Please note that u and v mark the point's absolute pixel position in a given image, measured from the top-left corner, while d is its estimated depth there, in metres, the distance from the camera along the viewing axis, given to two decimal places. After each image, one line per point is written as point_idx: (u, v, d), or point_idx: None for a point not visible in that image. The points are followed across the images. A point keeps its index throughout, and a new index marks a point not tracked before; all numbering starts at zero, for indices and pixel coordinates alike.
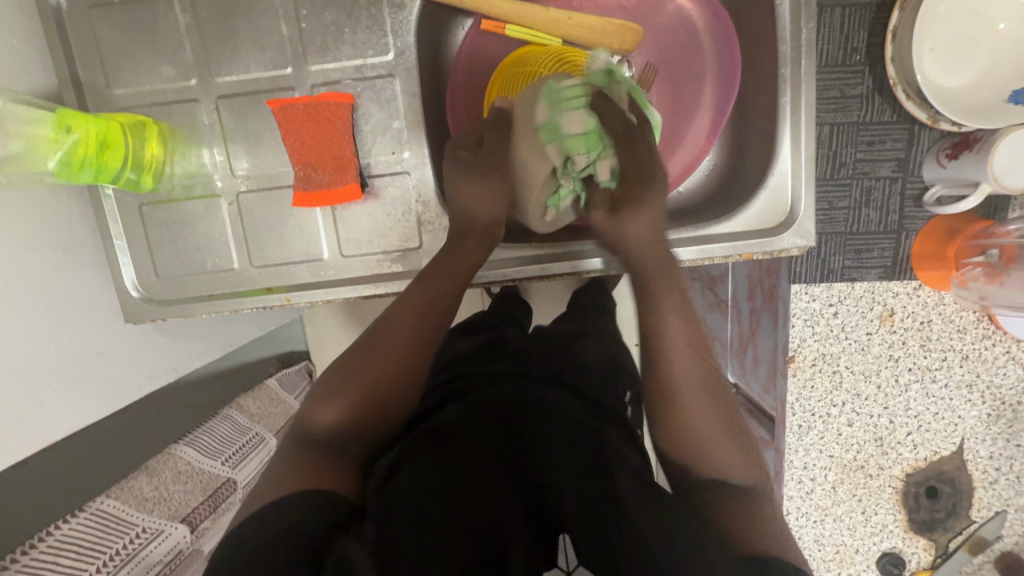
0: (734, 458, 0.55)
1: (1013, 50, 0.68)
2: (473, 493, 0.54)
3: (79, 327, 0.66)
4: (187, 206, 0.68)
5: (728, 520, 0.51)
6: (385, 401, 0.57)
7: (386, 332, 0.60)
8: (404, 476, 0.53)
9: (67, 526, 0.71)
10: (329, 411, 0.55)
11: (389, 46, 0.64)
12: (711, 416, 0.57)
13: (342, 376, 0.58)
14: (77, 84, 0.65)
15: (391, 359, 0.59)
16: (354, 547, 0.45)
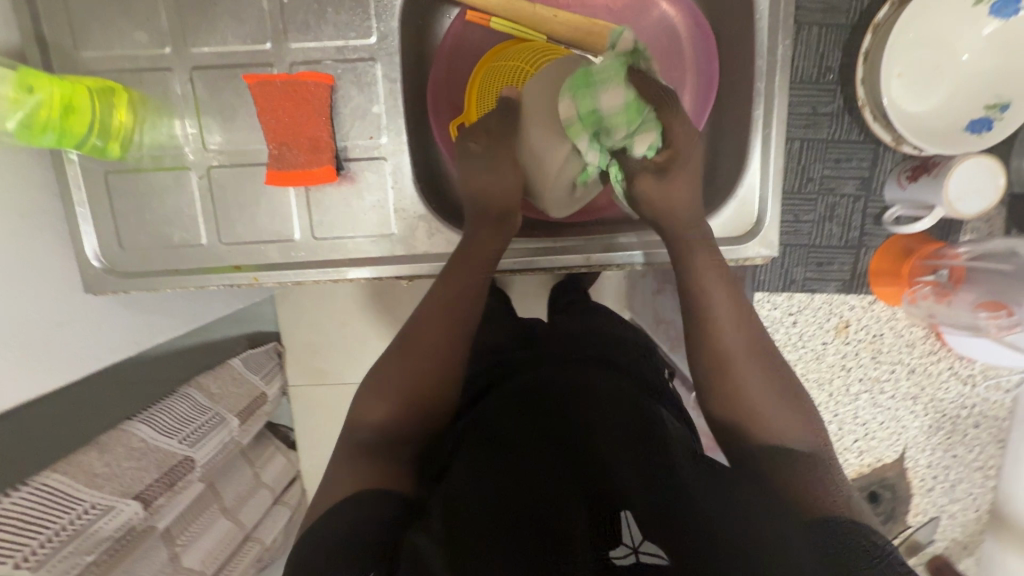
0: (793, 422, 0.55)
1: (973, 81, 0.71)
2: (529, 488, 0.53)
3: (38, 296, 0.64)
4: (155, 177, 0.66)
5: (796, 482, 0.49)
6: (430, 394, 0.59)
7: (421, 330, 0.62)
8: (461, 475, 0.54)
9: (9, 498, 0.68)
10: (378, 410, 0.58)
11: (372, 29, 0.63)
12: (761, 385, 0.57)
13: (388, 377, 0.60)
14: (43, 43, 0.62)
15: (430, 353, 0.61)
16: (423, 543, 0.47)
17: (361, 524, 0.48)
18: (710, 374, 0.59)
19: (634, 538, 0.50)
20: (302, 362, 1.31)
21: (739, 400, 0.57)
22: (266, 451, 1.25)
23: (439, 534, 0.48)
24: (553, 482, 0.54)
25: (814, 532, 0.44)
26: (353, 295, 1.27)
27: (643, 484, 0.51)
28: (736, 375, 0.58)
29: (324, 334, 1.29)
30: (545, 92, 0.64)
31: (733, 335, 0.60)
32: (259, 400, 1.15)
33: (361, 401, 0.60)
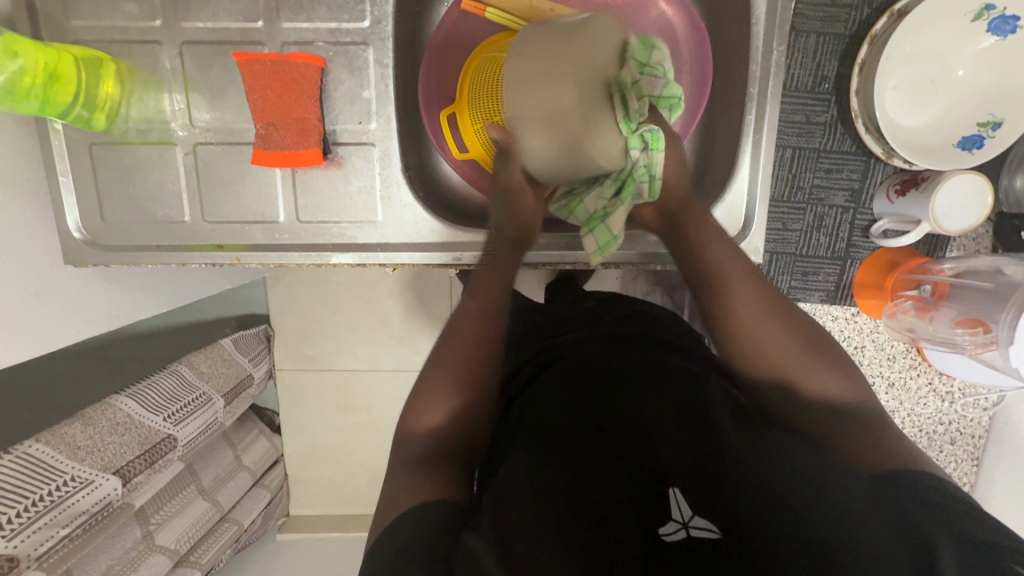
0: (832, 379, 0.56)
1: (967, 98, 0.71)
2: (574, 482, 0.49)
3: (18, 265, 0.64)
4: (141, 151, 0.66)
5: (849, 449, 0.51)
6: (475, 375, 0.57)
7: (449, 337, 0.59)
8: (512, 467, 0.50)
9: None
10: (428, 409, 0.55)
11: (365, 13, 0.63)
12: (795, 349, 0.57)
13: (434, 369, 0.57)
14: (32, 10, 0.62)
15: (470, 347, 0.58)
16: (479, 545, 0.43)
17: (420, 532, 0.44)
18: (744, 348, 0.58)
19: (683, 513, 0.46)
20: (290, 346, 1.31)
21: (777, 367, 0.57)
22: (249, 432, 1.25)
23: (494, 532, 0.44)
24: (609, 466, 0.50)
25: (885, 497, 0.46)
26: (343, 281, 1.26)
27: (699, 465, 0.49)
28: (764, 342, 0.57)
29: (313, 319, 1.29)
30: (532, 70, 0.55)
31: (749, 309, 0.58)
32: (245, 381, 1.15)
33: (407, 410, 0.57)
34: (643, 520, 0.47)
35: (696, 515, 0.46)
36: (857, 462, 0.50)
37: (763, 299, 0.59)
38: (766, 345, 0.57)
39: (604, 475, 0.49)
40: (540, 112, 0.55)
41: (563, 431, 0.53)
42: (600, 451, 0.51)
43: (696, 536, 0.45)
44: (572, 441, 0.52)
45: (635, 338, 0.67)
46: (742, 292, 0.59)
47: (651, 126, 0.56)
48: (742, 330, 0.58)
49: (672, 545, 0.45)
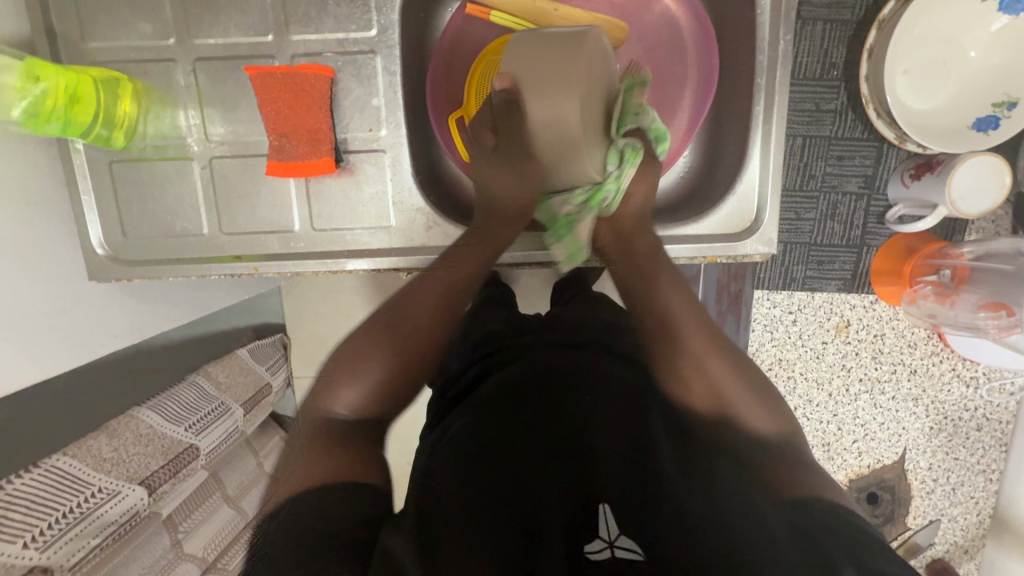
0: (758, 413, 0.60)
1: (980, 79, 0.70)
2: (512, 497, 0.52)
3: (45, 281, 0.65)
4: (158, 167, 0.67)
5: (774, 473, 0.54)
6: (393, 372, 0.66)
7: (398, 321, 0.70)
8: (452, 482, 0.53)
9: (23, 478, 0.71)
10: (342, 398, 0.63)
11: (373, 22, 0.64)
12: (734, 383, 0.62)
13: (356, 365, 0.66)
14: (51, 33, 0.63)
15: (410, 341, 0.69)
16: (396, 545, 0.48)
17: (334, 528, 0.48)
18: (690, 380, 0.63)
19: (611, 532, 0.48)
20: (306, 355, 1.32)
21: (712, 398, 0.62)
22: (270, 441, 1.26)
23: (414, 536, 0.49)
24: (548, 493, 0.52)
25: (803, 533, 0.47)
26: (357, 288, 1.27)
27: (632, 490, 0.51)
28: (714, 379, 0.62)
29: (329, 327, 1.30)
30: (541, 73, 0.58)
31: (697, 346, 0.65)
32: (265, 389, 1.16)
33: (324, 387, 0.65)
34: (571, 538, 0.48)
35: (622, 535, 0.47)
36: (778, 491, 0.52)
37: (707, 340, 0.66)
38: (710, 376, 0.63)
39: (540, 497, 0.52)
40: (545, 113, 0.59)
41: (512, 447, 0.55)
42: (540, 474, 0.53)
43: (621, 556, 0.46)
44: (509, 465, 0.54)
45: (592, 345, 0.69)
46: (689, 327, 0.66)
47: (631, 143, 0.66)
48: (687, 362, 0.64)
49: (596, 563, 0.46)
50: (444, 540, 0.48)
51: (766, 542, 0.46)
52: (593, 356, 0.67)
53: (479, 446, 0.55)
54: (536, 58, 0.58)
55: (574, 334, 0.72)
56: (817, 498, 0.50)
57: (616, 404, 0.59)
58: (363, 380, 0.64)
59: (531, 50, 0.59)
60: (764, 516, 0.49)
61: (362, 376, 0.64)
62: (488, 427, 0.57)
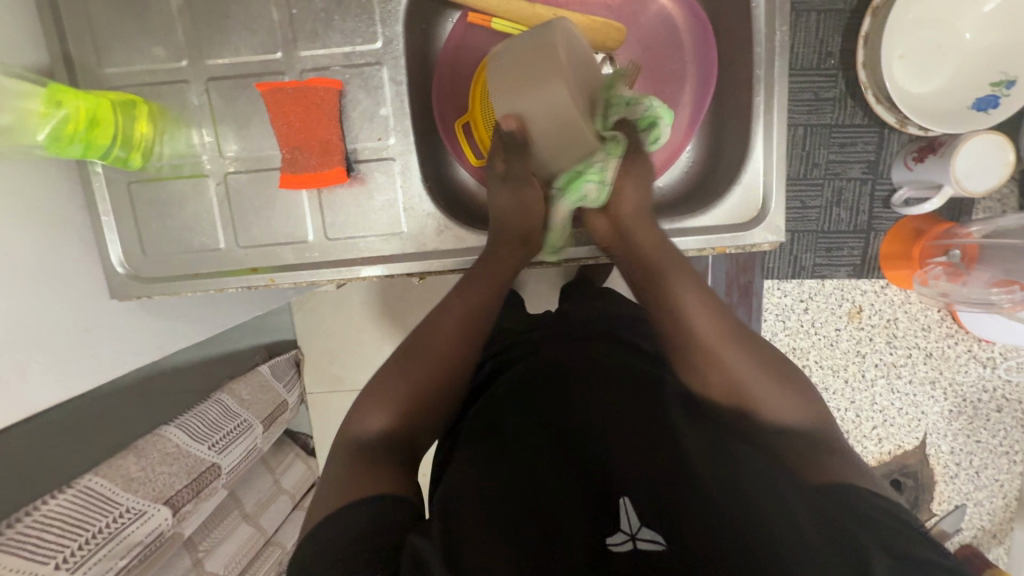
0: (787, 406, 0.55)
1: (978, 59, 0.71)
2: (534, 491, 0.53)
3: (67, 301, 0.67)
4: (174, 185, 0.69)
5: (798, 459, 0.52)
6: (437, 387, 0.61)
7: (431, 333, 0.63)
8: (468, 478, 0.52)
9: (54, 501, 0.71)
10: (378, 417, 0.58)
11: (378, 34, 0.66)
12: (755, 373, 0.57)
13: (387, 384, 0.60)
14: (69, 61, 0.66)
15: (433, 365, 0.62)
16: (423, 545, 0.44)
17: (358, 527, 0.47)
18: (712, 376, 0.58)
19: (631, 525, 0.50)
20: (320, 370, 1.33)
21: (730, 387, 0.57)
22: (286, 457, 1.26)
23: (442, 537, 0.45)
24: (567, 487, 0.54)
25: (829, 517, 0.45)
26: (368, 301, 1.29)
27: (650, 479, 0.52)
28: (728, 369, 0.57)
29: (341, 342, 1.31)
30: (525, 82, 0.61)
31: (709, 340, 0.59)
32: (281, 406, 1.17)
33: (358, 410, 0.60)
34: (594, 529, 0.51)
35: (643, 527, 0.50)
36: (806, 476, 0.50)
37: (718, 327, 0.60)
38: (726, 369, 0.58)
39: (559, 489, 0.54)
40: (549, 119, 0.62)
41: (528, 450, 0.56)
42: (559, 468, 0.56)
43: (643, 548, 0.49)
44: (527, 465, 0.55)
45: (603, 339, 0.71)
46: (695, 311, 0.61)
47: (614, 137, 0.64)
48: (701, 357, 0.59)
49: (618, 555, 0.49)
50: (460, 523, 0.47)
51: (797, 532, 0.44)
52: (605, 348, 0.68)
53: (497, 439, 0.57)
54: (514, 69, 0.61)
55: (584, 329, 0.74)
56: (838, 482, 0.48)
57: (630, 393, 0.60)
58: (399, 397, 0.59)
59: (510, 64, 0.61)
60: (785, 498, 0.47)
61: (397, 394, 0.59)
62: (503, 429, 0.58)
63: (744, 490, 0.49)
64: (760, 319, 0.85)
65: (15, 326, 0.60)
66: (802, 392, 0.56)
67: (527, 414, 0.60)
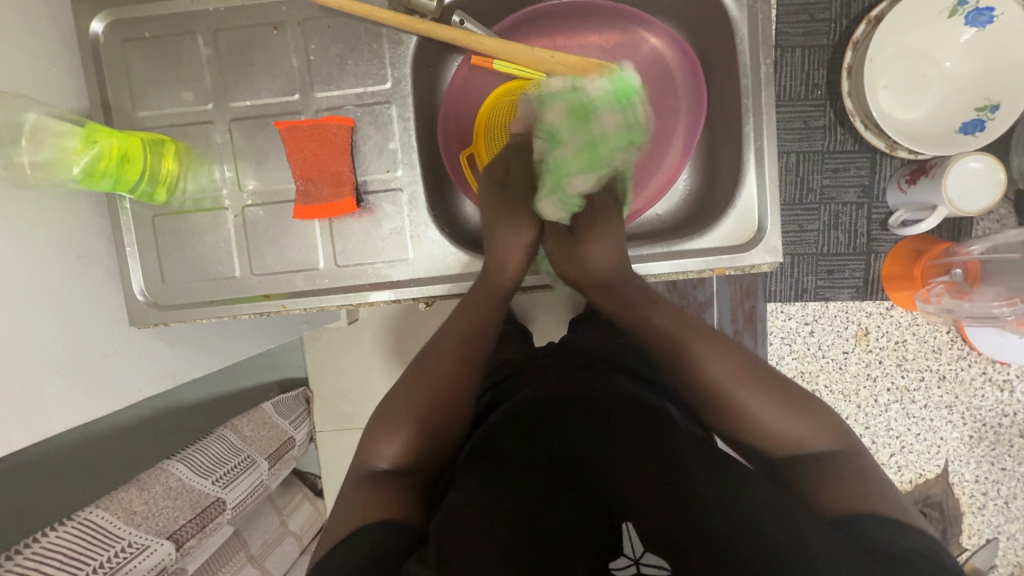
0: (803, 425, 0.54)
1: (959, 87, 0.74)
2: (533, 510, 0.52)
3: (87, 328, 0.69)
4: (195, 217, 0.73)
5: (810, 487, 0.51)
6: (449, 409, 0.61)
7: (437, 354, 0.64)
8: (464, 508, 0.52)
9: (51, 535, 0.70)
10: (391, 443, 0.58)
11: (387, 76, 0.71)
12: (768, 407, 0.55)
13: (400, 408, 0.60)
14: (106, 105, 0.72)
15: (433, 393, 0.61)
16: None
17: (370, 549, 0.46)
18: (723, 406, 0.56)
19: (635, 549, 0.49)
20: (329, 407, 1.34)
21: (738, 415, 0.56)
22: (293, 499, 1.25)
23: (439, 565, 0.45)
24: (562, 507, 0.53)
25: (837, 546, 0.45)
26: (378, 337, 1.31)
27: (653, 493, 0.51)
28: (739, 416, 0.56)
29: (351, 378, 1.33)
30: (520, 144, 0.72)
31: (733, 395, 0.56)
32: (288, 444, 1.17)
33: (372, 434, 0.60)
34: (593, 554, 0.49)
35: (646, 551, 0.48)
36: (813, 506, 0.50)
37: (734, 370, 0.57)
38: (747, 422, 0.55)
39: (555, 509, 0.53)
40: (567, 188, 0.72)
41: (524, 477, 0.55)
42: (555, 490, 0.55)
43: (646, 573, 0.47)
44: (524, 491, 0.54)
45: (604, 366, 0.73)
46: (702, 351, 0.59)
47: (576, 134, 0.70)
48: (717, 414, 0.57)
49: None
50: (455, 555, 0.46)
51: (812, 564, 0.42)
52: (609, 378, 0.69)
53: (496, 463, 0.57)
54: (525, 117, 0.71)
55: (587, 358, 0.75)
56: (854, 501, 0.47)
57: (634, 421, 0.60)
58: (409, 423, 0.59)
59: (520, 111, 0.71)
60: (799, 524, 0.46)
61: (408, 420, 0.59)
62: (504, 454, 0.58)
63: (753, 508, 0.48)
64: (766, 342, 0.85)
65: (39, 349, 0.62)
66: (811, 414, 0.55)
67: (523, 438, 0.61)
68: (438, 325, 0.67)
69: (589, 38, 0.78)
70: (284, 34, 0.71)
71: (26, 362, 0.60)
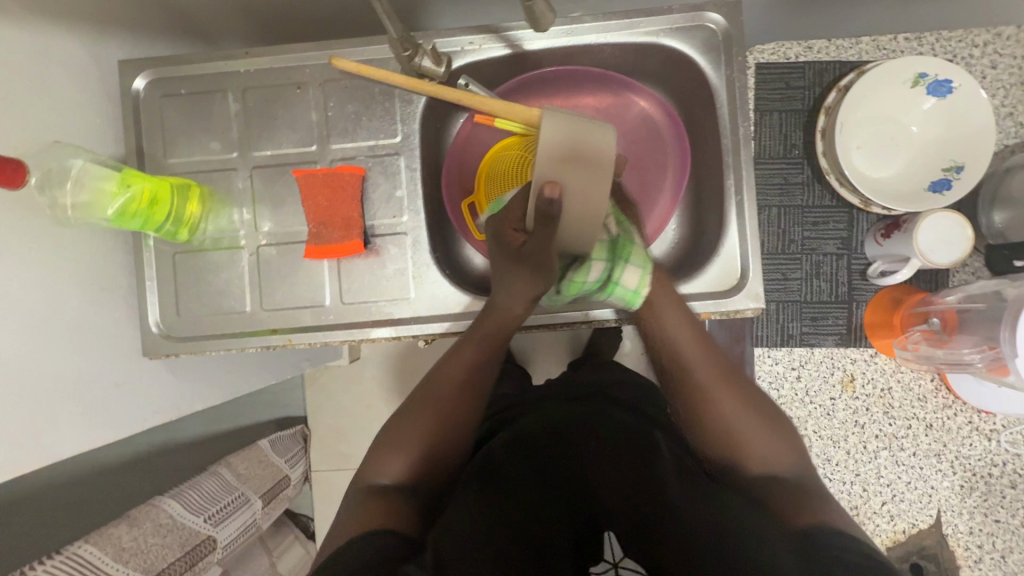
0: (767, 439, 0.62)
1: (926, 149, 0.81)
2: (536, 527, 0.58)
3: (103, 356, 0.73)
4: (213, 255, 0.78)
5: (785, 506, 0.54)
6: (450, 435, 0.64)
7: (440, 383, 0.67)
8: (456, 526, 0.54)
9: (45, 565, 0.71)
10: (392, 464, 0.61)
11: (397, 130, 0.78)
12: (748, 424, 0.63)
13: (404, 431, 0.64)
14: (141, 153, 0.79)
15: (442, 416, 0.65)
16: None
17: (367, 557, 0.48)
18: (710, 418, 0.64)
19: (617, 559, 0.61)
20: (327, 446, 1.34)
21: (719, 430, 0.63)
22: (285, 539, 1.23)
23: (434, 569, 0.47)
24: (558, 524, 0.60)
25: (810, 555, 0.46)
26: (379, 376, 1.33)
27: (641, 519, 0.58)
28: (724, 419, 0.63)
29: (350, 417, 1.34)
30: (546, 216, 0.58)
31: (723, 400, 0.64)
32: (282, 483, 1.16)
33: (376, 454, 0.63)
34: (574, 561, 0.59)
35: (625, 562, 0.60)
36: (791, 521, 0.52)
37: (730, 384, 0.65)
38: (729, 425, 0.63)
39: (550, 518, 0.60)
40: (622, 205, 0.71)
41: (535, 489, 0.62)
42: (556, 513, 0.61)
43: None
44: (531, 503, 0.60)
45: (597, 397, 0.77)
46: (697, 360, 0.67)
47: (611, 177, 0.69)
48: (703, 408, 0.64)
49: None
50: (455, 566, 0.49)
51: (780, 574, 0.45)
52: (599, 409, 0.73)
53: (499, 480, 0.62)
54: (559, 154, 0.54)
55: (580, 391, 0.79)
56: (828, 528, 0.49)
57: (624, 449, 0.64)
58: (412, 445, 0.62)
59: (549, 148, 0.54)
60: (771, 539, 0.49)
61: (410, 442, 0.62)
62: (506, 475, 0.62)
63: (735, 530, 0.51)
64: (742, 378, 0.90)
65: (57, 375, 0.66)
66: (782, 435, 0.62)
67: (528, 455, 0.66)
68: (445, 353, 0.70)
69: (584, 100, 0.84)
70: (306, 93, 0.78)
71: (45, 388, 0.64)
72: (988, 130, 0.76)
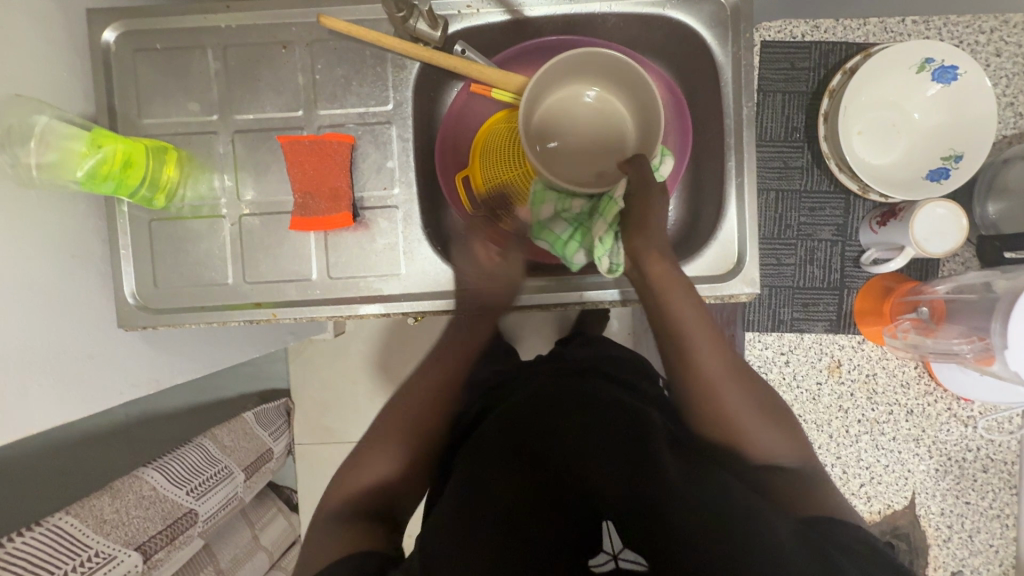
0: (767, 430, 0.64)
1: (927, 136, 0.80)
2: (534, 528, 0.59)
3: (74, 325, 0.69)
4: (192, 224, 0.74)
5: (787, 498, 0.60)
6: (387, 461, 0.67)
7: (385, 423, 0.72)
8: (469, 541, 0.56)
9: (22, 537, 0.68)
10: (334, 499, 0.65)
11: (389, 97, 0.74)
12: (750, 413, 0.64)
13: (350, 472, 0.68)
14: (112, 112, 0.74)
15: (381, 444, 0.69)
16: None
17: None
18: (718, 407, 0.64)
19: (615, 547, 0.60)
20: (311, 421, 1.33)
21: (726, 418, 0.64)
22: (268, 512, 1.22)
23: None
24: (555, 521, 0.61)
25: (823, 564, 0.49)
26: (364, 352, 1.31)
27: (643, 511, 0.59)
28: (727, 406, 0.64)
29: (334, 392, 1.32)
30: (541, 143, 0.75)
31: (732, 396, 0.64)
32: (265, 455, 1.15)
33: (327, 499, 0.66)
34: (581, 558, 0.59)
35: (625, 548, 0.60)
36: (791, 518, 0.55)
37: (735, 372, 0.66)
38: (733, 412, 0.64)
39: (552, 516, 0.61)
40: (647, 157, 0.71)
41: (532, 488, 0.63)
42: (552, 511, 0.61)
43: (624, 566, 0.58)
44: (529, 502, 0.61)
45: (591, 372, 0.76)
46: (704, 347, 0.65)
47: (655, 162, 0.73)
48: (709, 397, 0.65)
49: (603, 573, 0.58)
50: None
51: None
52: (597, 391, 0.72)
53: (495, 477, 0.63)
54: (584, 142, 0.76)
55: (572, 367, 0.79)
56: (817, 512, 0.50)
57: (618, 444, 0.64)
58: (350, 483, 0.66)
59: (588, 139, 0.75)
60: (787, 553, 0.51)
61: (348, 482, 0.66)
62: (506, 476, 0.63)
63: (735, 535, 0.53)
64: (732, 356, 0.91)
65: (26, 344, 0.62)
66: (781, 426, 0.65)
67: (513, 440, 0.66)
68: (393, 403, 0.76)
69: None
70: (292, 54, 0.74)
71: (14, 359, 0.60)
72: (989, 117, 0.75)
